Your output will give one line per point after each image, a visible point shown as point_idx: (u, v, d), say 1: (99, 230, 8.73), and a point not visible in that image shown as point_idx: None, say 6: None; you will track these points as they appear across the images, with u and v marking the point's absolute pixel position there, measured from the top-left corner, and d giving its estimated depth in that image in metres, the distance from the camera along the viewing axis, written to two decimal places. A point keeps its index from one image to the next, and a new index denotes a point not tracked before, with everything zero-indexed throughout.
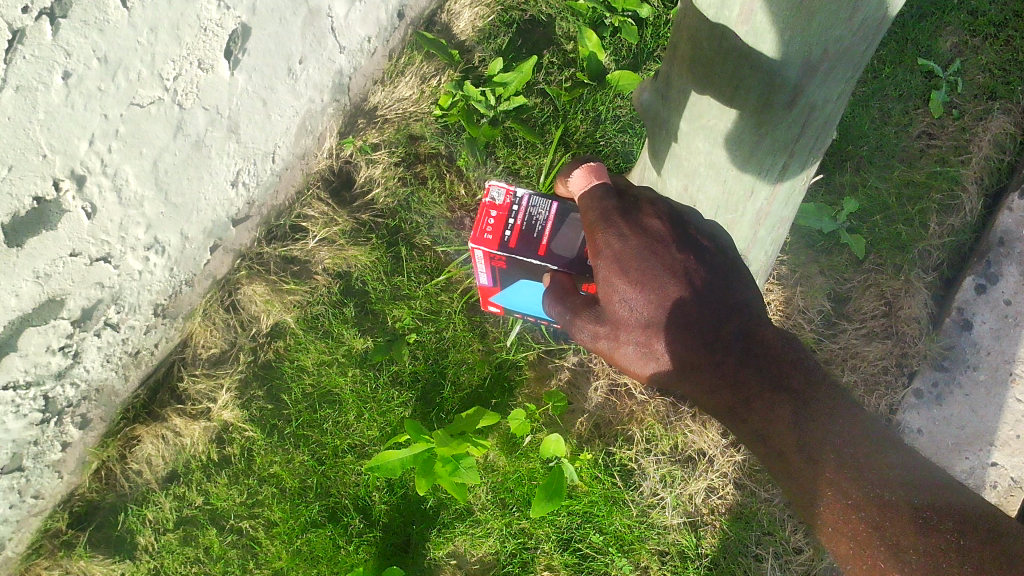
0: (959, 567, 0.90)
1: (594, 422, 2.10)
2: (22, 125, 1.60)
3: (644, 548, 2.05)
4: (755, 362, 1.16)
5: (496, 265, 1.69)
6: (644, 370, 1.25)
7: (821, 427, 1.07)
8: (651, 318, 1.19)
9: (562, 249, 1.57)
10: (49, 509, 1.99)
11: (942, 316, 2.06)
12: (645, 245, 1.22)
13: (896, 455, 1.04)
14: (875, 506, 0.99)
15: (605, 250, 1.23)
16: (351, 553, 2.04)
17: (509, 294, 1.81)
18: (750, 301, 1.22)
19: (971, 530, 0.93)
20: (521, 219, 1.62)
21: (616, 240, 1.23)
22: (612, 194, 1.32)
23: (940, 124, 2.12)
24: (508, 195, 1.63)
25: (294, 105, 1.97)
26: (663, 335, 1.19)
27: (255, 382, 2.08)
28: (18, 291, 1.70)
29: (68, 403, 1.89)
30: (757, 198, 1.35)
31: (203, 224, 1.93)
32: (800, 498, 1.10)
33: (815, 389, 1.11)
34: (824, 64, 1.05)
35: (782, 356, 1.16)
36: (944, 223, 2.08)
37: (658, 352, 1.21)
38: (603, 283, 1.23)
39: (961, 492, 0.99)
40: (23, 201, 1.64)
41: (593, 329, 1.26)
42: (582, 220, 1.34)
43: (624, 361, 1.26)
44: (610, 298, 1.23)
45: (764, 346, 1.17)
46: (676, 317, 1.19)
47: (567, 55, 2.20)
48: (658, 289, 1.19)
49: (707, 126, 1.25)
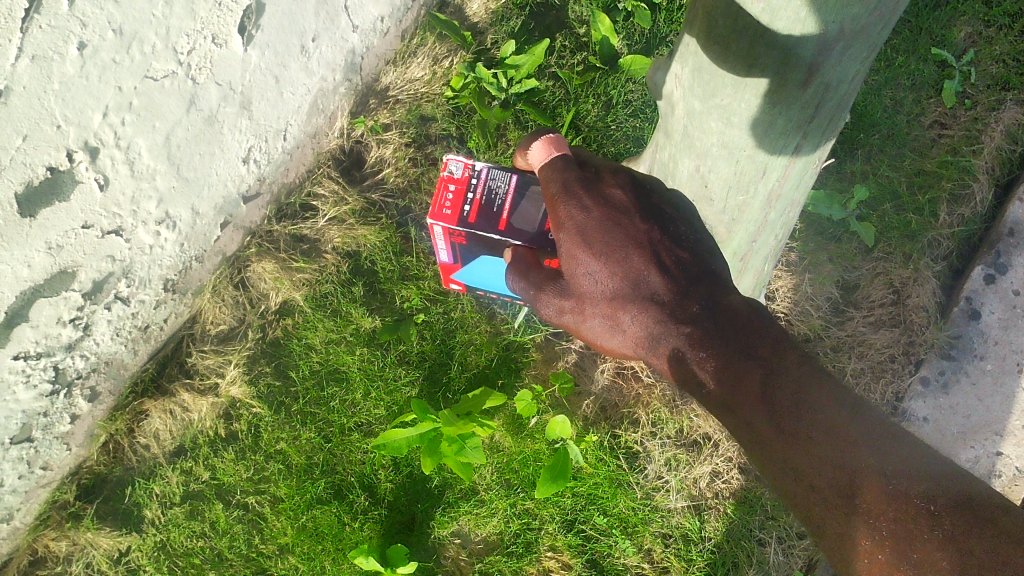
0: (931, 531, 0.89)
1: (600, 404, 2.10)
2: (37, 95, 1.55)
3: (647, 530, 2.06)
4: (718, 330, 1.16)
5: (456, 241, 1.69)
6: (610, 343, 1.27)
7: (787, 398, 1.03)
8: (616, 290, 1.21)
9: (522, 224, 1.57)
10: (58, 480, 2.01)
11: (951, 305, 2.06)
12: (608, 218, 1.23)
13: (867, 423, 0.99)
14: (844, 477, 0.96)
15: (568, 223, 1.24)
16: (356, 530, 2.04)
17: (469, 271, 1.82)
18: (714, 272, 1.24)
19: (939, 495, 0.91)
20: (481, 193, 1.62)
21: (579, 212, 1.24)
22: (573, 164, 1.33)
23: (952, 114, 2.12)
24: (466, 168, 1.63)
25: (307, 83, 1.98)
26: (628, 307, 1.21)
27: (263, 358, 2.09)
28: (30, 262, 1.69)
29: (78, 374, 1.91)
30: (769, 178, 1.35)
31: (214, 200, 1.94)
32: (768, 471, 1.04)
33: (781, 357, 1.09)
34: (841, 42, 1.05)
35: (744, 324, 1.15)
36: (955, 212, 2.08)
37: (623, 325, 1.23)
38: (567, 256, 1.25)
39: (929, 454, 0.97)
40: (36, 170, 1.61)
41: (558, 304, 1.28)
42: (543, 191, 1.34)
43: (589, 334, 1.28)
44: (575, 271, 1.25)
45: (727, 315, 1.17)
46: (639, 291, 1.21)
47: (580, 39, 2.19)
48: (622, 261, 1.21)
49: (721, 106, 1.24)
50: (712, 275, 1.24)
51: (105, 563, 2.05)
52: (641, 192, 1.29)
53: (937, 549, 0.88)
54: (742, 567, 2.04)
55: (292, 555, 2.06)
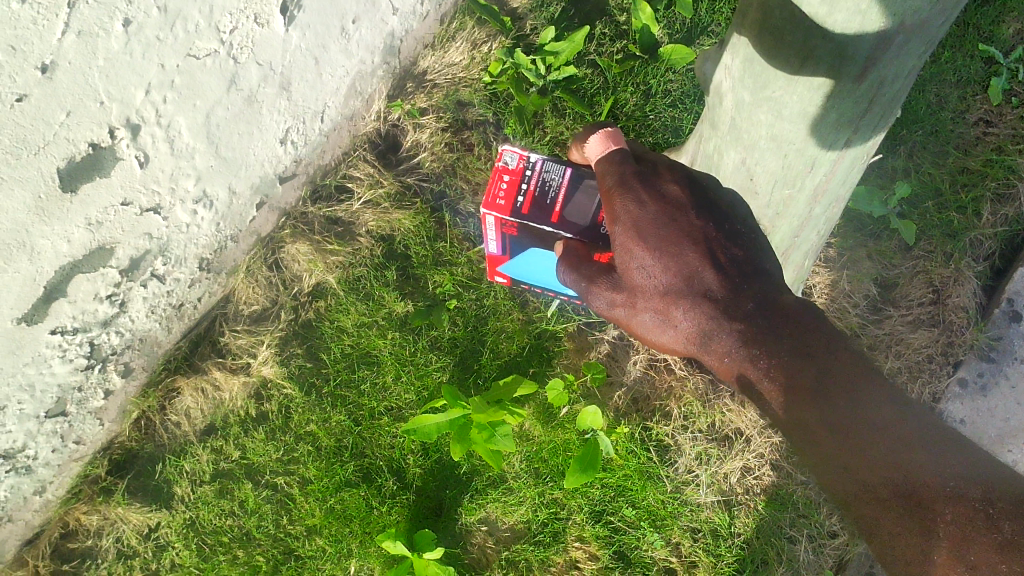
0: (989, 535, 0.90)
1: (632, 397, 2.09)
2: (82, 71, 1.56)
3: (676, 524, 2.04)
4: (771, 329, 1.16)
5: (507, 232, 1.68)
6: (661, 338, 1.26)
7: (841, 397, 1.04)
8: (669, 285, 1.21)
9: (575, 215, 1.56)
10: (90, 455, 2.03)
11: (992, 305, 2.04)
12: (664, 212, 1.23)
13: (923, 425, 0.99)
14: (899, 477, 0.95)
15: (624, 217, 1.24)
16: (384, 514, 2.05)
17: (517, 263, 1.80)
18: (767, 271, 1.24)
19: (998, 498, 0.91)
20: (534, 185, 1.61)
21: (634, 206, 1.24)
22: (630, 158, 1.33)
23: (999, 112, 2.07)
24: (521, 160, 1.62)
25: (346, 65, 1.97)
26: (680, 302, 1.21)
27: (295, 339, 2.09)
28: (70, 238, 1.70)
29: (113, 350, 1.92)
30: (817, 173, 1.33)
31: (251, 180, 1.94)
32: (819, 470, 1.05)
33: (836, 357, 1.08)
34: (900, 36, 1.03)
35: (799, 324, 1.15)
36: (998, 212, 2.04)
37: (675, 320, 1.22)
38: (621, 249, 1.25)
39: (985, 458, 0.96)
40: (79, 146, 1.62)
41: (610, 297, 1.28)
42: (599, 184, 1.34)
43: (640, 329, 1.28)
44: (628, 265, 1.24)
45: (781, 314, 1.17)
46: (692, 286, 1.20)
47: (620, 27, 2.16)
48: (677, 256, 1.21)
49: (772, 98, 1.22)
50: (766, 274, 1.23)
51: (135, 538, 2.07)
52: (697, 188, 1.29)
53: (995, 554, 0.88)
54: (771, 566, 2.03)
55: (320, 536, 2.07)
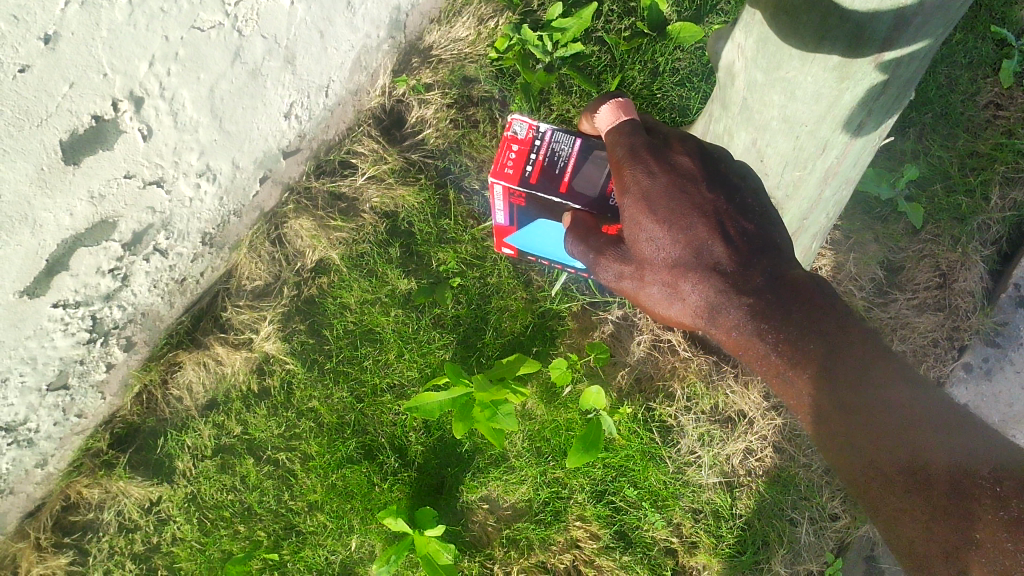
0: (995, 513, 0.89)
1: (635, 376, 2.08)
2: (84, 42, 1.56)
3: (678, 505, 2.03)
4: (780, 302, 1.14)
5: (515, 202, 1.66)
6: (668, 311, 1.26)
7: (849, 372, 1.03)
8: (678, 258, 1.20)
9: (583, 187, 1.54)
10: (91, 428, 2.03)
11: (998, 291, 2.03)
12: (674, 183, 1.22)
13: (932, 402, 0.97)
14: (907, 456, 0.95)
15: (634, 188, 1.23)
16: (385, 491, 2.05)
17: (525, 234, 1.79)
18: (779, 244, 1.22)
19: (1008, 478, 0.90)
20: (543, 154, 1.59)
21: (645, 177, 1.23)
22: (641, 130, 1.32)
23: (1010, 95, 2.04)
24: (530, 130, 1.61)
25: (350, 39, 1.95)
26: (688, 275, 1.20)
27: (297, 316, 2.08)
28: (73, 211, 1.70)
29: (115, 324, 1.91)
30: (829, 155, 1.31)
31: (255, 154, 1.92)
32: (827, 448, 1.04)
33: (847, 332, 1.07)
34: (918, 18, 1.01)
35: (809, 297, 1.13)
36: (1007, 196, 2.02)
37: (683, 293, 1.22)
38: (630, 221, 1.24)
39: (997, 437, 0.94)
40: (81, 119, 1.62)
41: (618, 270, 1.27)
42: (609, 156, 1.33)
43: (648, 302, 1.27)
44: (638, 237, 1.24)
45: (791, 288, 1.15)
46: (702, 259, 1.19)
47: (628, 4, 2.13)
48: (686, 228, 1.20)
49: (786, 79, 1.20)
50: (777, 246, 1.22)
51: (136, 512, 2.06)
52: (708, 160, 1.27)
53: (1002, 530, 0.87)
54: (773, 547, 2.03)
55: (321, 512, 2.06)
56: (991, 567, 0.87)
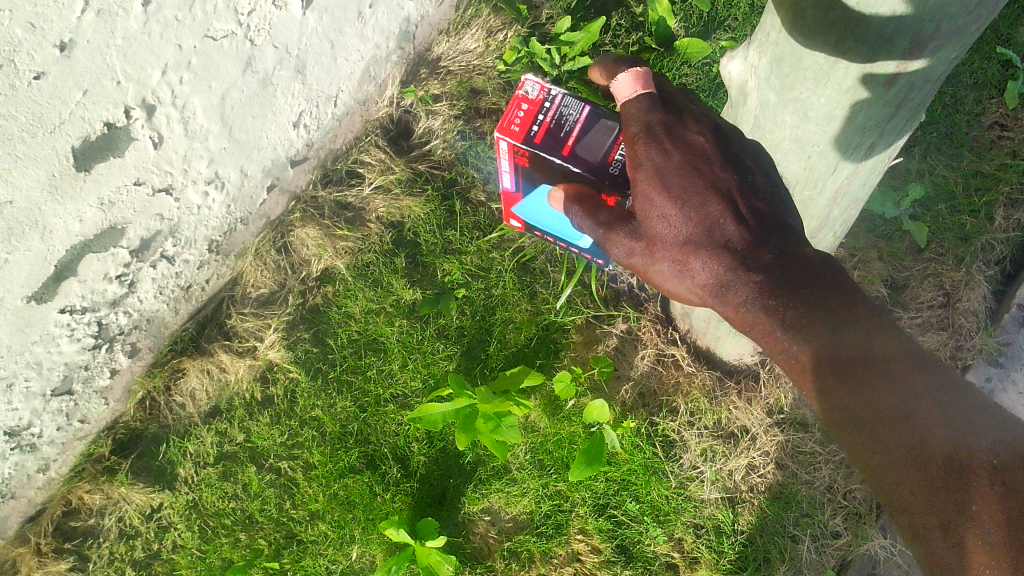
0: (992, 487, 0.90)
1: (639, 391, 2.07)
2: (100, 49, 1.54)
3: (679, 520, 2.02)
4: (789, 279, 1.14)
5: (519, 162, 1.67)
6: (678, 288, 1.27)
7: (855, 352, 1.01)
8: (689, 236, 1.21)
9: (586, 152, 1.53)
10: (94, 433, 2.03)
11: (1000, 311, 2.04)
12: (688, 162, 1.23)
13: (936, 380, 0.97)
14: (908, 435, 0.95)
15: (646, 163, 1.23)
16: (387, 501, 2.04)
17: (530, 205, 1.83)
18: (789, 224, 1.23)
19: (1004, 453, 0.91)
20: (551, 116, 1.59)
21: (658, 153, 1.23)
22: (659, 105, 1.30)
23: (1015, 116, 2.06)
24: (542, 91, 1.62)
25: (361, 49, 1.97)
26: (699, 254, 1.21)
27: (302, 325, 2.09)
28: (82, 217, 1.69)
29: (120, 330, 1.91)
30: (839, 176, 1.32)
31: (263, 163, 1.94)
32: (834, 423, 1.04)
33: (856, 310, 1.05)
34: (934, 41, 1.02)
35: (821, 276, 1.13)
36: (1011, 217, 2.04)
37: (693, 271, 1.23)
38: (642, 197, 1.25)
39: (994, 409, 0.95)
40: (94, 126, 1.61)
41: (628, 245, 1.28)
42: (623, 130, 1.31)
43: (658, 278, 1.28)
44: (648, 213, 1.24)
45: (803, 266, 1.15)
46: (713, 238, 1.20)
47: (636, 19, 2.16)
48: (698, 207, 1.21)
49: (798, 100, 1.20)
50: (788, 227, 1.22)
51: (137, 518, 2.06)
52: (724, 138, 1.28)
53: (999, 504, 0.89)
54: (774, 564, 2.00)
55: (323, 522, 2.05)
56: (988, 544, 0.88)
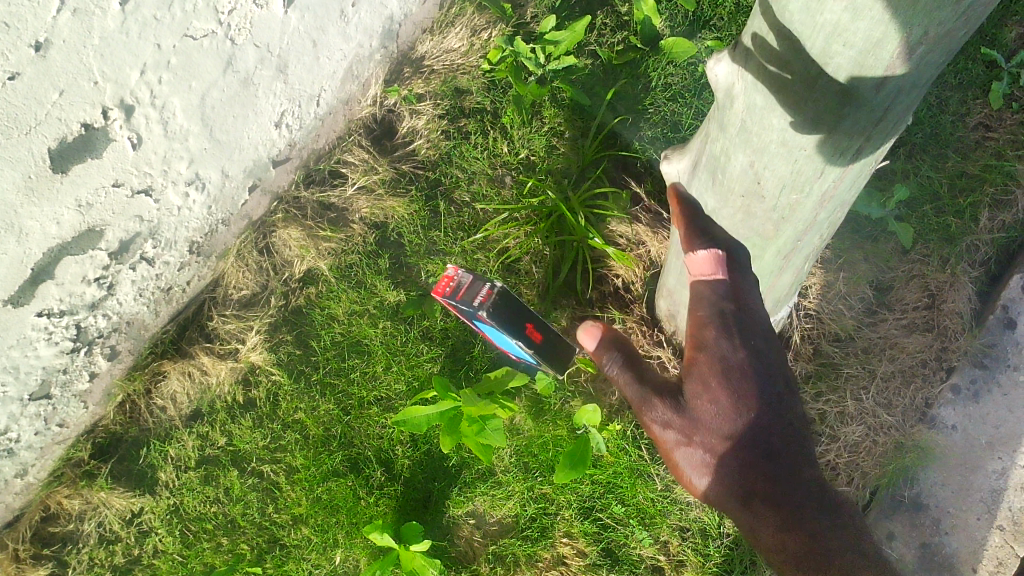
0: None
1: (624, 393, 2.05)
2: (76, 49, 1.49)
3: (665, 522, 2.01)
4: (778, 492, 1.31)
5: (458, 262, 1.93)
6: (701, 479, 1.45)
7: (812, 557, 1.24)
8: (714, 423, 1.39)
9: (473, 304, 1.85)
10: (73, 437, 2.00)
11: (986, 313, 2.03)
12: (710, 320, 1.43)
13: None
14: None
15: (695, 314, 1.46)
16: (370, 505, 2.01)
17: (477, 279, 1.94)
18: (809, 451, 1.36)
19: None
20: (460, 283, 1.88)
21: (702, 304, 1.46)
22: (710, 261, 1.48)
23: (999, 116, 2.07)
24: (455, 270, 1.90)
25: (343, 48, 1.96)
26: (710, 448, 1.39)
27: (284, 327, 2.07)
28: (59, 220, 1.65)
29: (99, 333, 1.89)
30: (827, 179, 1.30)
31: (245, 163, 1.93)
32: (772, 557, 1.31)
33: (827, 543, 1.24)
34: (921, 48, 0.97)
35: (813, 518, 1.28)
36: (995, 218, 2.03)
37: (699, 442, 1.42)
38: (696, 375, 1.43)
39: None
40: (71, 127, 1.56)
41: (649, 382, 1.55)
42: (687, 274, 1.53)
43: (683, 466, 1.46)
44: (688, 377, 1.44)
45: (797, 483, 1.31)
46: (733, 422, 1.37)
47: (621, 18, 2.15)
48: (713, 399, 1.39)
49: (787, 105, 1.17)
50: (795, 429, 1.37)
51: (117, 524, 2.04)
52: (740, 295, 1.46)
53: None
54: (760, 565, 1.98)
55: (306, 526, 2.02)
56: None
